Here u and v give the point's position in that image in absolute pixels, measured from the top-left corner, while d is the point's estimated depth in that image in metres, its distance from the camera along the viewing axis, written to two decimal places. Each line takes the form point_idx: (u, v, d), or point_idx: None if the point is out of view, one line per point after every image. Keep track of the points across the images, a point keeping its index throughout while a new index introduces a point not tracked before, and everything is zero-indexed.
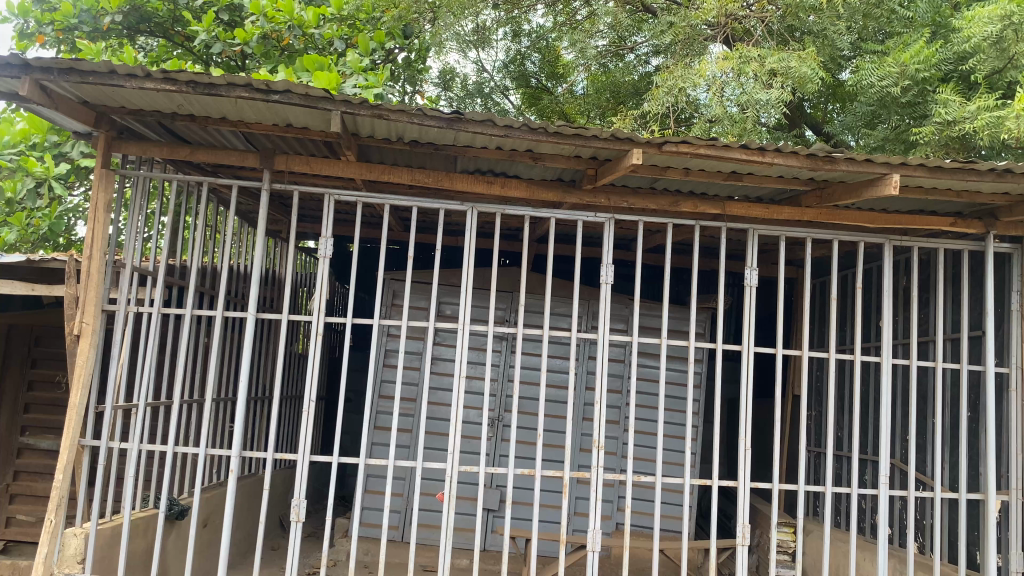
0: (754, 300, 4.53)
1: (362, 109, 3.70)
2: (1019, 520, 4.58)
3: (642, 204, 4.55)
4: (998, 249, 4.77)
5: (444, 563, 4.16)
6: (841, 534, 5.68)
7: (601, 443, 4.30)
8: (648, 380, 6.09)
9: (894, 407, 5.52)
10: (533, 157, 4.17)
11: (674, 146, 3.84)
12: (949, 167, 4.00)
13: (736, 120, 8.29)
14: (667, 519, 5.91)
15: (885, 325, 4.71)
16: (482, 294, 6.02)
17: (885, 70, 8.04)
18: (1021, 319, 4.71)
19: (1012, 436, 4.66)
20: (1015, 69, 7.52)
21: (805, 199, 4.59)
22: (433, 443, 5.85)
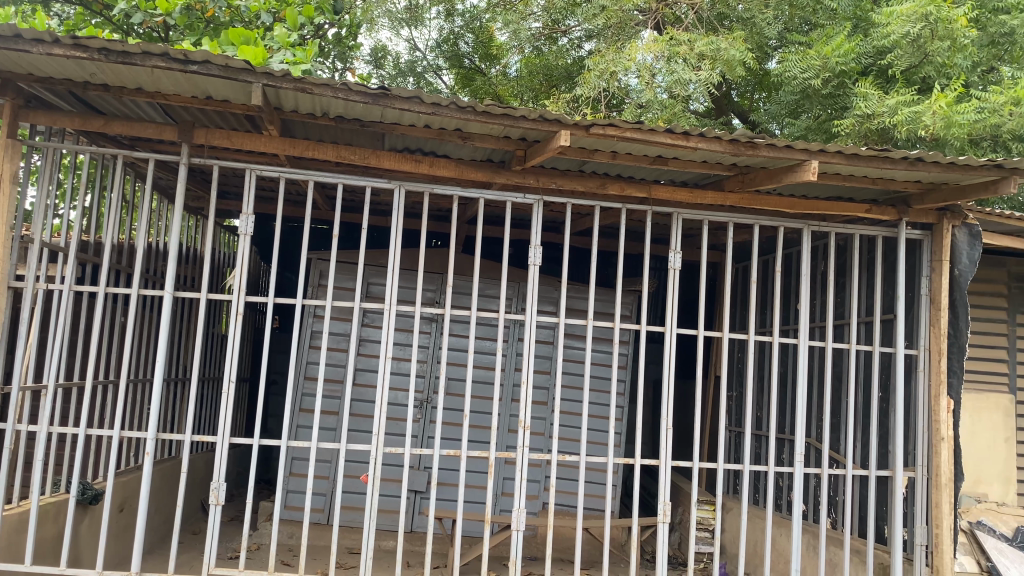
0: (678, 284, 4.59)
1: (284, 81, 3.59)
2: (923, 497, 4.81)
3: (570, 186, 4.55)
4: (910, 236, 4.95)
5: (368, 544, 4.15)
6: (758, 511, 5.86)
7: (526, 424, 4.32)
8: (574, 361, 6.12)
9: (811, 387, 5.69)
10: (462, 136, 4.12)
11: (601, 128, 3.84)
12: (866, 155, 4.11)
13: (667, 104, 8.51)
14: (590, 498, 5.99)
15: (802, 308, 4.86)
16: (409, 275, 5.96)
17: (808, 62, 8.30)
18: (930, 306, 4.89)
19: (918, 416, 4.88)
20: (930, 65, 7.90)
21: (728, 183, 4.67)
22: (357, 426, 5.79)
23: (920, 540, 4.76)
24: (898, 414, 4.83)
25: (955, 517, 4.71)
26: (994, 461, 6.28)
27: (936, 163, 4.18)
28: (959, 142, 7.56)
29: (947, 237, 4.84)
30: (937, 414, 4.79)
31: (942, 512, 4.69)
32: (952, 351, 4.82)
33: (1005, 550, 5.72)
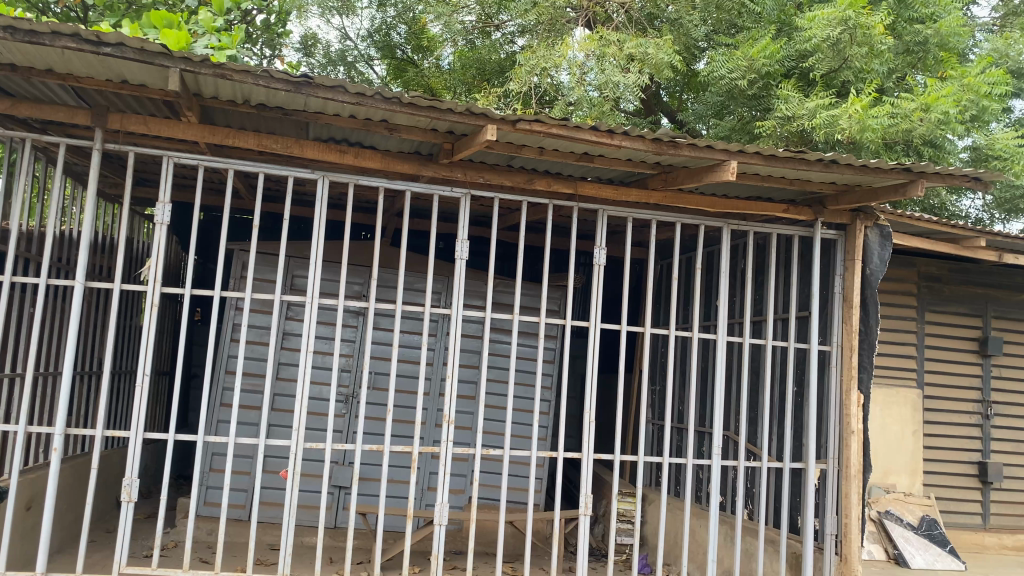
0: (602, 279, 4.64)
1: (202, 67, 3.49)
2: (834, 488, 4.99)
3: (497, 180, 4.54)
4: (824, 235, 5.11)
5: (287, 539, 4.10)
6: (678, 503, 5.98)
7: (451, 418, 4.31)
8: (500, 355, 6.13)
9: (729, 381, 5.83)
10: (388, 128, 4.08)
11: (528, 124, 3.85)
12: (782, 156, 4.23)
13: (595, 103, 8.62)
14: (513, 491, 6.02)
15: (722, 305, 4.99)
16: (333, 267, 5.88)
17: (734, 63, 8.51)
18: (842, 303, 5.07)
19: (830, 410, 5.05)
20: (849, 70, 8.22)
21: (652, 181, 4.75)
22: (278, 420, 5.69)
23: (831, 529, 4.94)
24: (811, 408, 4.99)
25: (863, 508, 4.90)
26: (901, 451, 6.55)
27: (849, 165, 4.33)
28: (874, 146, 7.89)
29: (859, 237, 5.03)
30: (848, 408, 4.97)
31: (851, 502, 4.88)
32: (863, 347, 5.01)
33: (910, 537, 6.15)
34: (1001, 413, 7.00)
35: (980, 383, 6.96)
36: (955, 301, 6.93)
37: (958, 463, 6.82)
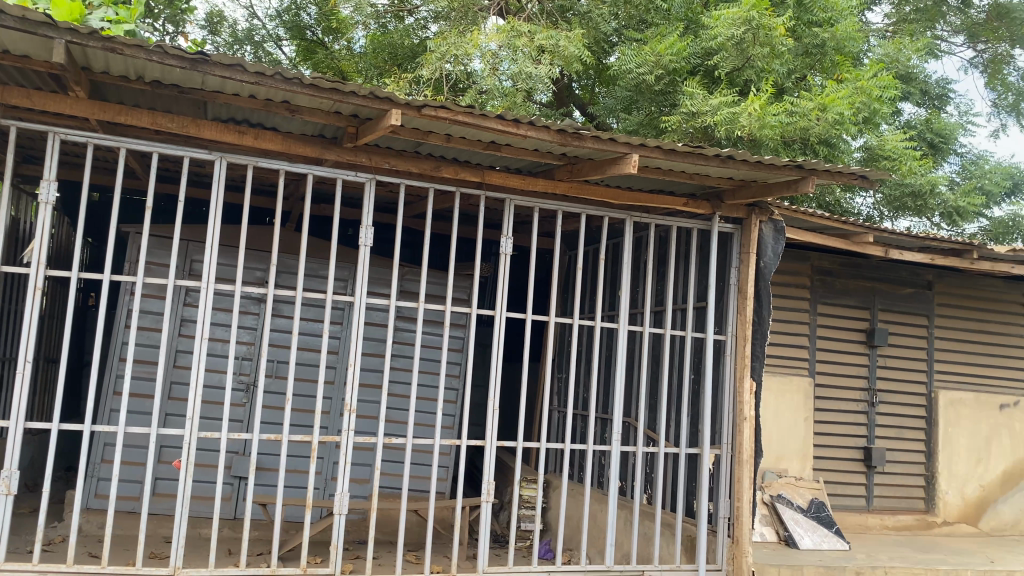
0: (508, 268, 4.67)
1: (90, 39, 3.33)
2: (727, 473, 5.18)
3: (403, 166, 4.49)
4: (722, 228, 5.28)
5: (180, 532, 3.99)
6: (578, 488, 6.11)
7: (352, 406, 4.24)
8: (403, 344, 6.10)
9: (629, 370, 5.97)
10: (289, 109, 3.98)
11: (433, 110, 3.83)
12: (682, 151, 4.34)
13: (508, 93, 8.61)
14: (415, 480, 6.02)
15: (623, 295, 5.10)
16: (230, 251, 5.72)
17: (642, 58, 8.71)
18: (737, 295, 5.25)
19: (724, 398, 5.22)
20: (751, 69, 8.52)
21: (558, 172, 4.79)
22: (173, 409, 5.51)
23: (724, 512, 5.12)
24: (706, 395, 5.16)
25: (754, 491, 5.10)
26: (792, 438, 6.84)
27: (744, 162, 4.47)
28: (773, 144, 8.17)
29: (754, 231, 5.22)
30: (741, 395, 5.16)
31: (742, 486, 5.07)
32: (755, 337, 5.20)
33: (800, 520, 6.47)
34: (886, 400, 7.35)
35: (866, 371, 7.30)
36: (845, 294, 7.25)
37: (845, 448, 7.16)
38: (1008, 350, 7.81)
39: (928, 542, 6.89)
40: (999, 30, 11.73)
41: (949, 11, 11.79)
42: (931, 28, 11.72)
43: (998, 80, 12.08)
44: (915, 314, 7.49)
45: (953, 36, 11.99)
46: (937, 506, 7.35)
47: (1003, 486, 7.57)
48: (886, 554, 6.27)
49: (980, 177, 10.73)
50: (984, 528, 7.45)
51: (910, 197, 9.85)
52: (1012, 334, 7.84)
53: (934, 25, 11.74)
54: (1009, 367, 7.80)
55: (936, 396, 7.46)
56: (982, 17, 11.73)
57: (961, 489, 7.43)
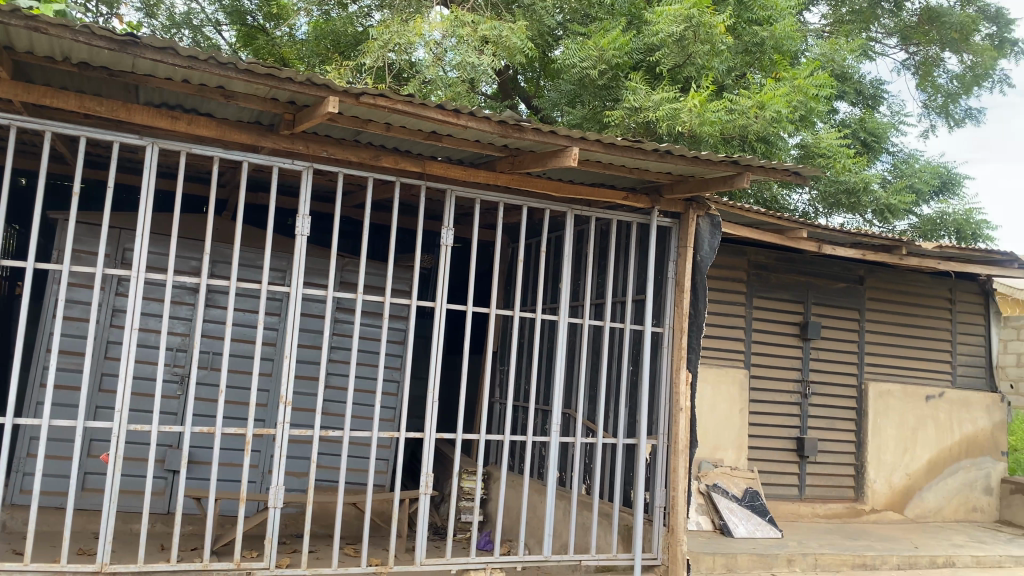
0: (448, 260, 4.65)
1: (12, 18, 3.20)
2: (663, 463, 5.25)
3: (342, 155, 4.43)
4: (660, 222, 5.35)
5: (108, 527, 3.88)
6: (517, 479, 6.15)
7: (287, 398, 4.15)
8: (341, 335, 6.04)
9: (568, 362, 6.02)
10: (224, 95, 3.89)
11: (372, 98, 3.78)
12: (621, 145, 4.38)
13: (451, 84, 8.59)
14: (353, 472, 5.98)
15: (564, 288, 5.11)
16: (161, 240, 5.58)
17: (586, 52, 8.76)
18: (675, 288, 5.32)
19: (661, 390, 5.30)
20: (692, 66, 8.66)
21: (499, 164, 4.78)
22: (102, 402, 5.36)
23: (659, 502, 5.20)
24: (643, 387, 5.22)
25: (689, 481, 5.18)
26: (727, 428, 6.98)
27: (682, 157, 4.54)
28: (713, 140, 8.32)
29: (692, 225, 5.29)
30: (677, 386, 5.24)
31: (678, 475, 5.16)
32: (692, 329, 5.29)
33: (735, 508, 6.61)
34: (818, 392, 7.55)
35: (799, 363, 7.49)
36: (780, 288, 7.42)
37: (778, 438, 7.34)
38: (934, 344, 8.09)
39: (857, 530, 7.11)
40: (929, 33, 12.10)
41: (883, 14, 12.16)
42: (865, 29, 12.09)
43: (929, 82, 12.39)
44: (846, 308, 7.71)
45: (886, 37, 12.34)
46: (865, 494, 7.58)
47: (927, 475, 7.84)
48: (816, 542, 6.45)
49: (911, 176, 11.05)
50: (909, 515, 7.72)
51: (844, 194, 10.11)
52: (937, 328, 8.12)
53: (868, 27, 12.11)
54: (934, 360, 8.09)
55: (866, 388, 7.69)
56: (914, 20, 12.12)
57: (888, 478, 7.67)
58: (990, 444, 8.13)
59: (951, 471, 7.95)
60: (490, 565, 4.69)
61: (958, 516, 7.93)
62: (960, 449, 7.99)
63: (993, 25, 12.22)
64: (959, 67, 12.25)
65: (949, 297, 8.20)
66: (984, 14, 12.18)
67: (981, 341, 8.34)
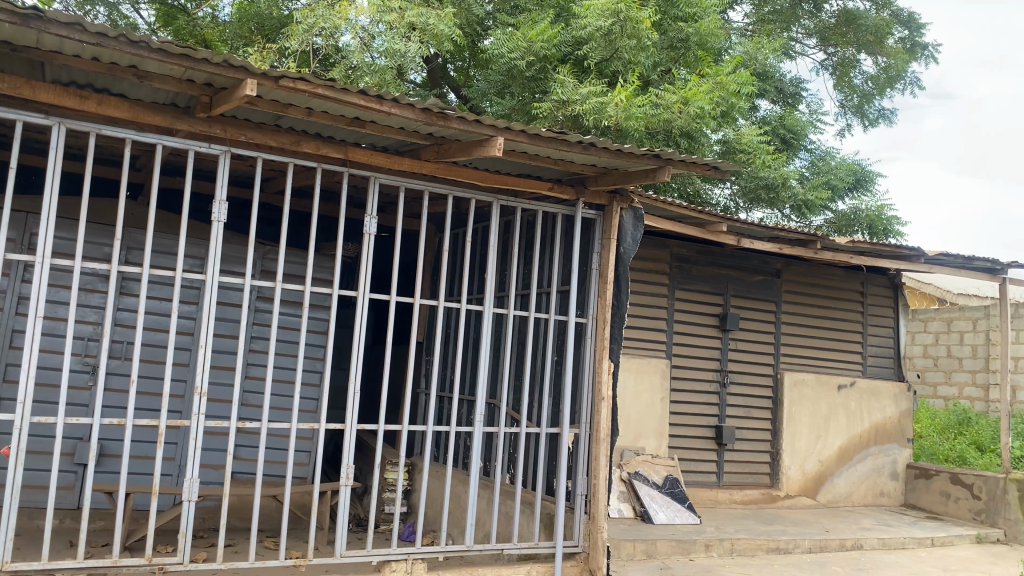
0: (371, 248, 4.59)
1: None
2: (585, 451, 5.31)
3: (262, 140, 4.32)
4: (585, 214, 5.39)
5: (9, 522, 3.72)
6: (440, 469, 6.13)
7: (202, 389, 4.00)
8: (260, 325, 5.92)
9: (493, 352, 6.03)
10: (137, 75, 3.75)
11: (291, 82, 3.70)
12: (546, 136, 4.39)
13: (378, 70, 8.47)
14: (271, 464, 5.88)
15: (488, 278, 5.09)
16: (69, 225, 5.38)
17: (514, 43, 8.76)
18: (599, 278, 5.37)
19: (584, 379, 5.35)
20: (619, 60, 8.74)
21: (425, 152, 4.74)
22: (4, 393, 5.13)
23: (581, 490, 5.25)
24: (567, 376, 5.26)
25: (609, 469, 5.26)
26: (649, 417, 7.11)
27: (606, 149, 4.58)
28: (638, 135, 8.43)
29: (615, 217, 5.35)
30: (599, 375, 5.30)
31: (599, 463, 5.21)
32: (614, 320, 5.34)
33: (655, 496, 6.75)
34: (736, 381, 7.74)
35: (718, 354, 7.67)
36: (701, 280, 7.58)
37: (697, 427, 7.52)
38: (846, 336, 8.39)
39: (771, 515, 7.33)
40: (846, 35, 12.50)
41: (803, 15, 12.53)
42: (786, 29, 12.44)
43: (845, 83, 12.78)
44: (764, 300, 7.92)
45: (806, 38, 12.71)
46: (780, 481, 7.83)
47: (839, 461, 8.14)
48: (732, 527, 6.63)
49: (827, 172, 11.40)
50: (821, 500, 8.00)
51: (764, 189, 10.42)
52: (849, 320, 8.43)
53: (789, 27, 12.46)
54: (846, 351, 8.39)
55: (781, 377, 7.93)
56: (832, 21, 12.51)
57: (802, 464, 7.93)
58: (897, 431, 8.48)
59: (860, 458, 8.26)
60: (411, 555, 4.62)
61: (867, 500, 8.25)
62: (869, 437, 8.31)
63: (905, 29, 12.71)
64: (873, 68, 12.67)
65: (860, 290, 8.51)
66: (897, 18, 12.66)
67: (890, 333, 8.68)
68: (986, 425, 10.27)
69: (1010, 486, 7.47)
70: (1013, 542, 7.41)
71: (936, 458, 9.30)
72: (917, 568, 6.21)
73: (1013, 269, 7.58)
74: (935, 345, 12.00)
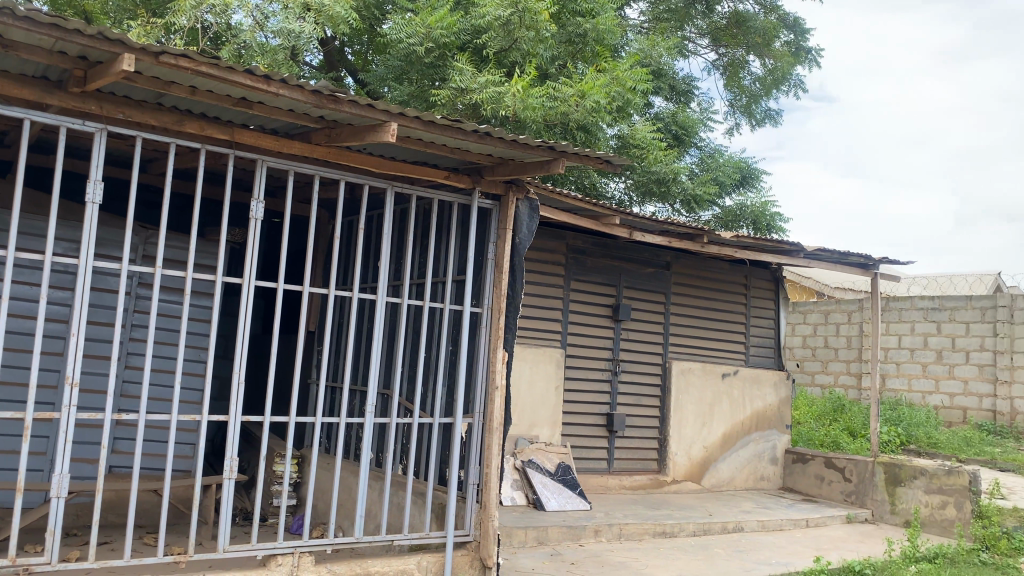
0: (259, 233, 4.44)
1: None
2: (478, 440, 5.30)
3: (141, 119, 4.11)
4: (481, 203, 5.38)
5: None
6: (330, 460, 6.03)
7: (73, 379, 3.78)
8: (139, 313, 5.66)
9: (385, 342, 5.95)
10: (1, 44, 3.50)
11: (172, 58, 3.53)
12: (441, 124, 4.36)
13: (270, 51, 8.27)
14: (150, 457, 5.65)
15: (382, 266, 5.01)
16: None
17: (413, 29, 8.67)
18: (494, 268, 5.38)
19: (478, 368, 5.34)
20: (517, 51, 8.80)
21: (316, 136, 4.62)
22: None
23: (473, 479, 5.25)
24: (461, 366, 5.25)
25: (501, 458, 5.28)
26: (543, 406, 7.19)
27: (501, 139, 4.58)
28: (536, 126, 8.52)
29: (511, 208, 5.37)
30: (493, 365, 5.31)
31: (492, 452, 5.23)
32: (509, 310, 5.36)
33: (548, 484, 6.82)
34: (627, 370, 7.92)
35: (610, 343, 7.82)
36: (595, 271, 7.70)
37: (589, 415, 7.65)
38: (731, 327, 8.71)
39: (658, 500, 7.54)
40: (736, 36, 12.90)
41: (696, 15, 12.85)
42: (680, 28, 12.76)
43: (735, 83, 13.25)
44: (654, 292, 8.13)
45: (699, 37, 13.11)
46: (668, 467, 8.06)
47: (722, 447, 8.45)
48: (621, 512, 6.78)
49: (716, 169, 11.75)
50: (706, 485, 8.29)
51: (655, 183, 10.65)
52: (734, 311, 8.75)
53: (683, 26, 12.78)
54: (730, 341, 8.71)
55: (669, 366, 8.16)
56: (723, 23, 12.87)
57: (688, 451, 8.19)
58: (777, 418, 8.87)
59: (742, 443, 8.59)
60: (297, 548, 4.51)
61: (748, 484, 8.60)
62: (750, 423, 8.65)
63: (791, 33, 13.21)
64: (761, 70, 13.13)
65: (744, 282, 8.85)
66: (783, 22, 13.16)
67: (771, 324, 9.07)
68: (857, 412, 10.87)
69: (878, 468, 7.96)
70: (879, 521, 7.88)
71: (813, 443, 9.77)
72: (792, 547, 6.52)
73: (884, 264, 8.03)
74: (814, 336, 12.62)
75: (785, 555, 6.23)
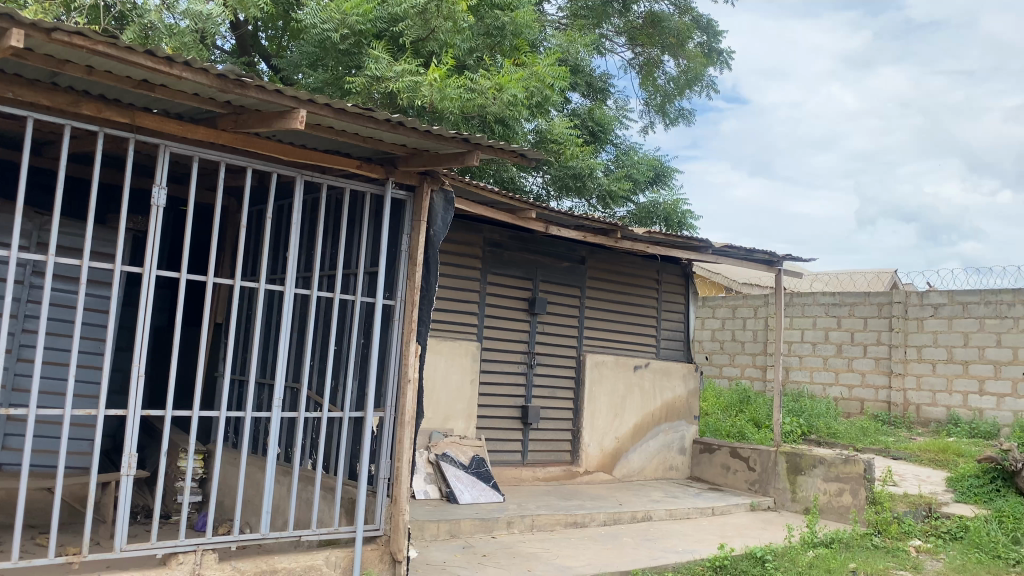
0: (160, 221, 4.29)
1: None
2: (389, 434, 5.26)
3: (33, 98, 3.91)
4: (394, 194, 5.32)
5: None
6: (237, 456, 5.87)
7: None
8: (33, 304, 5.39)
9: (295, 334, 5.82)
10: None
11: (66, 36, 3.36)
12: (352, 112, 4.28)
13: (177, 32, 8.04)
14: (43, 454, 5.40)
15: (291, 257, 4.89)
16: None
17: (328, 15, 8.52)
18: (407, 260, 5.32)
19: (391, 362, 5.29)
20: (434, 40, 8.72)
21: (222, 121, 4.48)
22: None
23: (384, 473, 5.21)
24: (373, 359, 5.18)
25: (413, 451, 5.25)
26: (458, 399, 7.18)
27: (413, 129, 4.54)
28: (453, 117, 8.47)
29: (425, 199, 5.32)
30: (406, 358, 5.26)
31: (403, 446, 5.19)
32: (422, 303, 5.32)
33: (461, 477, 6.82)
34: (541, 363, 7.98)
35: (525, 336, 7.86)
36: (511, 265, 7.72)
37: (504, 408, 7.68)
38: (643, 321, 8.88)
39: (571, 491, 7.63)
40: (651, 36, 13.11)
41: (613, 14, 12.97)
42: (597, 26, 12.89)
43: (650, 83, 13.46)
44: (569, 286, 8.21)
45: (616, 36, 13.28)
46: (580, 458, 8.16)
47: (633, 438, 8.60)
48: (534, 504, 6.84)
49: (630, 166, 11.93)
50: (617, 475, 8.43)
51: (571, 178, 10.81)
52: (646, 305, 8.92)
53: (600, 24, 12.91)
54: (641, 334, 8.88)
55: (583, 359, 8.26)
56: (639, 22, 13.05)
57: (600, 442, 8.32)
58: (685, 409, 9.10)
59: (653, 434, 8.77)
60: (200, 546, 4.38)
61: (657, 474, 8.79)
62: (660, 415, 8.84)
63: (704, 34, 13.50)
64: (675, 70, 13.42)
65: (656, 277, 9.03)
66: (697, 23, 13.43)
67: (681, 318, 9.29)
68: (762, 403, 11.31)
69: (780, 458, 8.25)
70: (781, 508, 8.17)
71: (720, 434, 10.06)
72: (698, 535, 6.70)
73: (788, 262, 8.31)
74: (722, 330, 12.99)
75: (691, 543, 6.40)
